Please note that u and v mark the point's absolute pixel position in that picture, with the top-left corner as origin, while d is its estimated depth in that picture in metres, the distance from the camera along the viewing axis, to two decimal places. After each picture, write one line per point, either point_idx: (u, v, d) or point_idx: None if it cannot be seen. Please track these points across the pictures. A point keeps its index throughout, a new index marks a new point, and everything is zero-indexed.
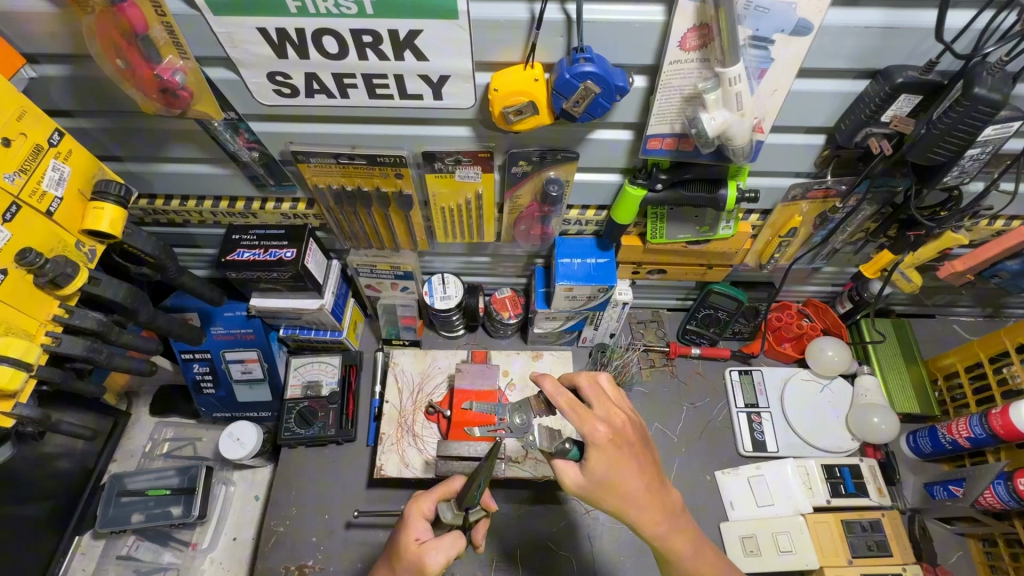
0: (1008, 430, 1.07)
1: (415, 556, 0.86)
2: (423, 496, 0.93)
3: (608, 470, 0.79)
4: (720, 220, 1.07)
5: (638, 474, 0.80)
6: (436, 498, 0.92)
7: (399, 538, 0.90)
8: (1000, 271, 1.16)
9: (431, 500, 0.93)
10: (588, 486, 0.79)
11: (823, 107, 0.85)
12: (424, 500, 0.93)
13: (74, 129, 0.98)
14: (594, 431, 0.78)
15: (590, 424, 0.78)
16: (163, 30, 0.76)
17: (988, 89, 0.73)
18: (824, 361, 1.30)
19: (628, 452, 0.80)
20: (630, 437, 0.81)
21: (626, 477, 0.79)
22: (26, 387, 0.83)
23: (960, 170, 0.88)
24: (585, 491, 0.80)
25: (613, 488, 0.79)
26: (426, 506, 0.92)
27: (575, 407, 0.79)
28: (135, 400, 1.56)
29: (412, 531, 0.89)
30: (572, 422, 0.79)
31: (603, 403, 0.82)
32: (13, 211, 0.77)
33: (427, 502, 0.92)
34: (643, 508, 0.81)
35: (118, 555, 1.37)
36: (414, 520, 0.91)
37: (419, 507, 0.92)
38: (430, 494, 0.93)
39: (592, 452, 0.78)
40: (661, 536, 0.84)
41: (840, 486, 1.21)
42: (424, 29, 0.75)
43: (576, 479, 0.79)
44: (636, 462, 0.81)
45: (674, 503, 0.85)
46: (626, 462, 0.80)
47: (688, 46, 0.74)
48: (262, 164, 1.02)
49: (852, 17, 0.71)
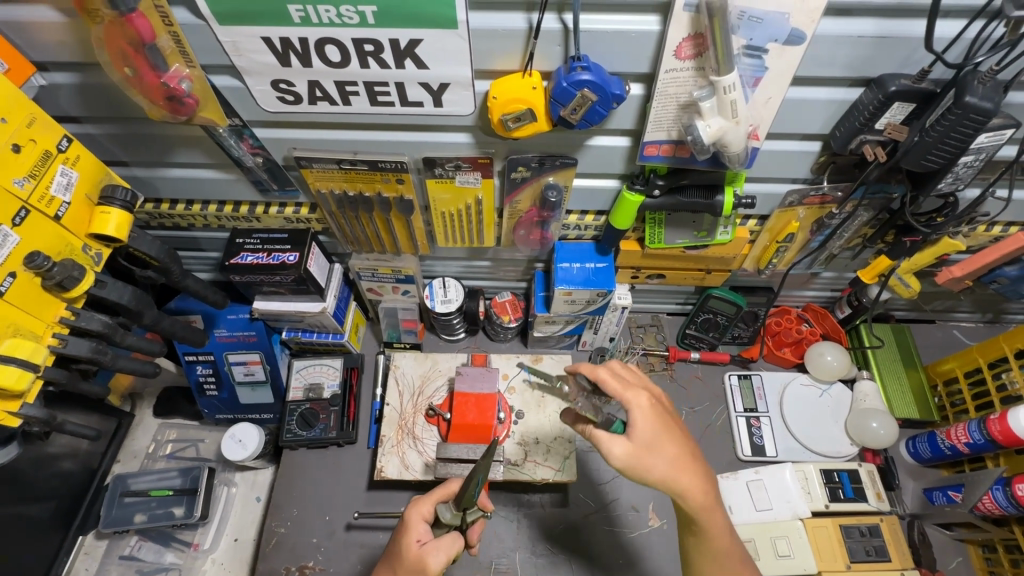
0: (1006, 436, 1.08)
1: (418, 558, 0.86)
2: (421, 501, 0.94)
3: (654, 432, 0.81)
4: (717, 225, 1.08)
5: (681, 440, 0.83)
6: (434, 501, 0.94)
7: (399, 542, 0.90)
8: (999, 277, 1.16)
9: (429, 503, 0.94)
10: (636, 453, 0.80)
11: (818, 114, 0.85)
12: (423, 502, 0.94)
13: (83, 135, 0.99)
14: (636, 397, 0.82)
15: (633, 390, 0.82)
16: (170, 39, 0.78)
17: (979, 98, 0.74)
18: (822, 366, 1.31)
19: (667, 418, 0.83)
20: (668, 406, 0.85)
21: (670, 442, 0.81)
22: (32, 388, 0.85)
23: (954, 176, 0.89)
24: (632, 464, 0.81)
25: (659, 451, 0.80)
26: (424, 508, 0.93)
27: (616, 377, 0.84)
28: (139, 401, 1.57)
29: (413, 533, 0.90)
30: (614, 393, 0.83)
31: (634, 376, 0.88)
32: (22, 215, 0.78)
33: (427, 505, 0.93)
34: (694, 472, 0.81)
35: (120, 555, 1.39)
36: (415, 522, 0.91)
37: (418, 511, 0.92)
38: (428, 498, 0.94)
39: (636, 413, 0.81)
40: (704, 508, 0.83)
41: (839, 490, 1.21)
42: (424, 39, 0.76)
43: (625, 448, 0.80)
44: (672, 425, 0.83)
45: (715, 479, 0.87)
46: (667, 425, 0.82)
47: (683, 55, 0.75)
48: (266, 169, 1.04)
49: (845, 26, 0.73)
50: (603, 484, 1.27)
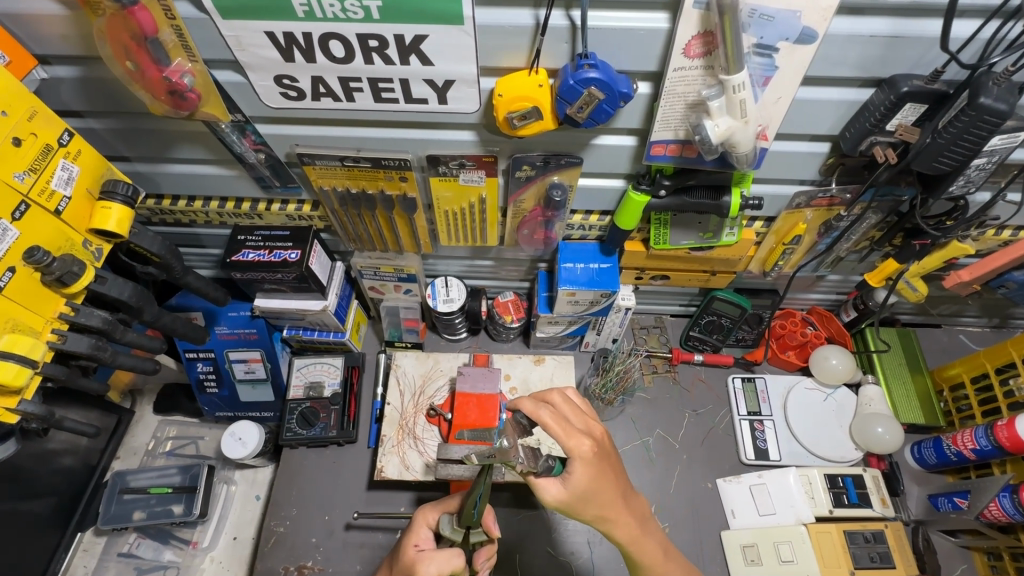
0: (1014, 443, 1.06)
1: (411, 560, 0.88)
2: (428, 509, 0.96)
3: (591, 482, 0.76)
4: (723, 227, 1.07)
5: (616, 484, 0.80)
6: (441, 509, 0.95)
7: (403, 544, 0.93)
8: (1008, 282, 1.15)
9: (437, 511, 0.96)
10: (569, 500, 0.76)
11: (828, 114, 0.84)
12: (431, 511, 0.96)
13: (84, 129, 0.99)
14: (579, 446, 0.76)
15: (575, 438, 0.76)
16: (172, 33, 0.77)
17: (994, 99, 0.72)
18: (827, 369, 1.29)
19: (607, 464, 0.79)
20: (610, 449, 0.80)
21: (605, 489, 0.78)
22: (31, 383, 0.84)
23: (966, 179, 0.88)
24: (566, 506, 0.77)
25: (592, 500, 0.77)
26: (429, 517, 0.95)
27: (558, 422, 0.77)
28: (139, 398, 1.56)
29: (413, 537, 0.93)
30: (556, 438, 0.77)
31: (581, 418, 0.82)
32: (22, 209, 0.78)
33: (433, 513, 0.95)
34: (620, 516, 0.81)
35: (118, 553, 1.38)
36: (418, 528, 0.94)
37: (424, 517, 0.95)
38: (437, 506, 0.96)
39: (576, 463, 0.76)
40: (632, 543, 0.85)
41: (843, 496, 1.20)
42: (429, 34, 0.75)
43: (558, 495, 0.75)
44: (610, 471, 0.79)
45: (643, 507, 0.87)
46: (606, 475, 0.78)
47: (692, 53, 0.74)
48: (269, 166, 1.03)
49: (858, 25, 0.71)
50: None
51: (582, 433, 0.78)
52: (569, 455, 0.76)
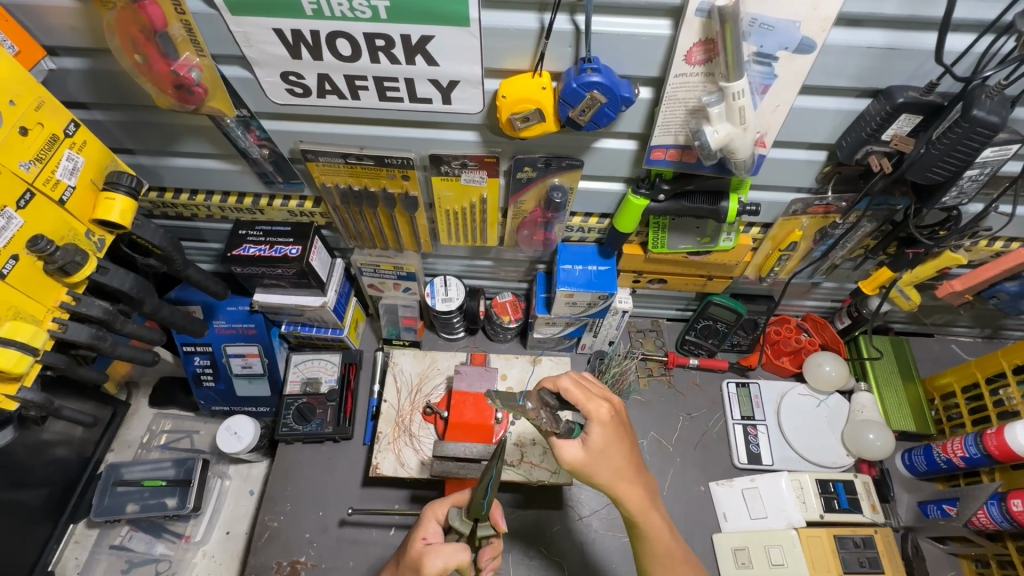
0: (1003, 451, 1.08)
1: (418, 552, 0.88)
2: (439, 502, 0.97)
3: (604, 445, 0.83)
4: (720, 232, 1.08)
5: (631, 453, 0.86)
6: (449, 503, 0.96)
7: (410, 538, 0.93)
8: (999, 292, 1.17)
9: (446, 505, 0.97)
10: (587, 459, 0.83)
11: (825, 123, 0.86)
12: (440, 505, 0.97)
13: (90, 121, 0.99)
14: (598, 409, 0.83)
15: (595, 402, 0.84)
16: (181, 28, 0.78)
17: (987, 112, 0.74)
18: (821, 376, 1.31)
19: (621, 431, 0.85)
20: (625, 418, 0.87)
21: (621, 453, 0.85)
22: (31, 371, 0.84)
23: (958, 190, 0.89)
24: (583, 469, 0.84)
25: (608, 463, 0.84)
26: (439, 510, 0.96)
27: (580, 388, 0.86)
28: (135, 390, 1.56)
29: (421, 531, 0.93)
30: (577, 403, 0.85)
31: (599, 391, 0.89)
32: (27, 198, 0.78)
33: (443, 506, 0.96)
34: (631, 484, 0.86)
35: (111, 545, 1.38)
36: (429, 522, 0.94)
37: (435, 511, 0.96)
38: (447, 500, 0.97)
39: (596, 424, 0.83)
40: (641, 514, 0.89)
41: (834, 501, 1.20)
42: (435, 36, 0.76)
43: (576, 454, 0.83)
44: (626, 438, 0.86)
45: (652, 483, 0.92)
46: (619, 440, 0.84)
47: (693, 60, 0.76)
48: (272, 161, 1.04)
49: (854, 37, 0.73)
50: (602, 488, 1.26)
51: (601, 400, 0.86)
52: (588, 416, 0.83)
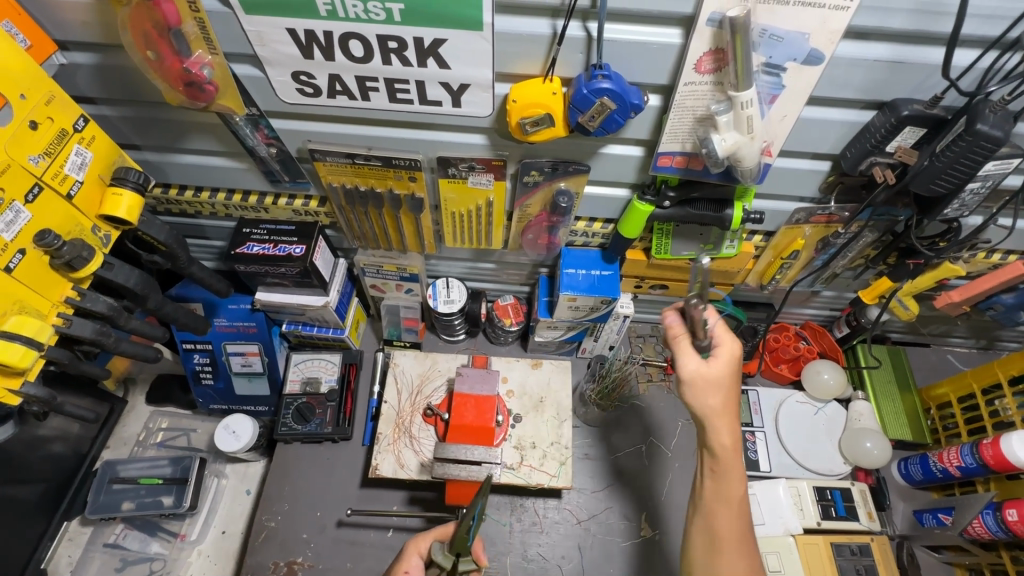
0: (998, 461, 1.09)
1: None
2: (423, 536, 0.97)
3: (725, 372, 0.84)
4: (724, 239, 1.09)
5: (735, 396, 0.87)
6: (432, 538, 0.96)
7: (392, 570, 0.95)
8: (995, 304, 1.18)
9: (428, 539, 0.97)
10: (705, 377, 0.83)
11: (828, 135, 0.87)
12: (423, 539, 0.97)
13: (97, 116, 0.99)
14: (725, 334, 0.86)
15: (724, 328, 0.87)
16: (195, 25, 0.78)
17: (990, 126, 0.75)
18: (819, 384, 1.32)
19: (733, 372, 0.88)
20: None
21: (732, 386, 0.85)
22: (35, 366, 0.83)
23: (960, 203, 0.91)
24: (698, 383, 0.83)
25: (720, 386, 0.84)
26: (422, 545, 0.96)
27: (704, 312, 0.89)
28: (132, 387, 1.55)
29: (404, 564, 0.94)
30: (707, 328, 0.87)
31: None
32: (35, 192, 0.78)
33: (426, 540, 0.96)
34: (730, 422, 0.84)
35: (105, 543, 1.37)
36: (410, 557, 0.95)
37: (416, 546, 0.96)
38: (429, 534, 0.97)
39: (725, 344, 0.85)
40: (729, 462, 0.85)
41: (831, 508, 1.21)
42: (448, 39, 0.77)
43: (700, 364, 0.83)
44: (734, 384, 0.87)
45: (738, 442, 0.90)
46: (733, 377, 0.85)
47: (703, 68, 0.77)
48: (279, 160, 1.04)
49: (860, 50, 0.74)
50: (602, 491, 1.28)
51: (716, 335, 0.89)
52: (716, 340, 0.85)
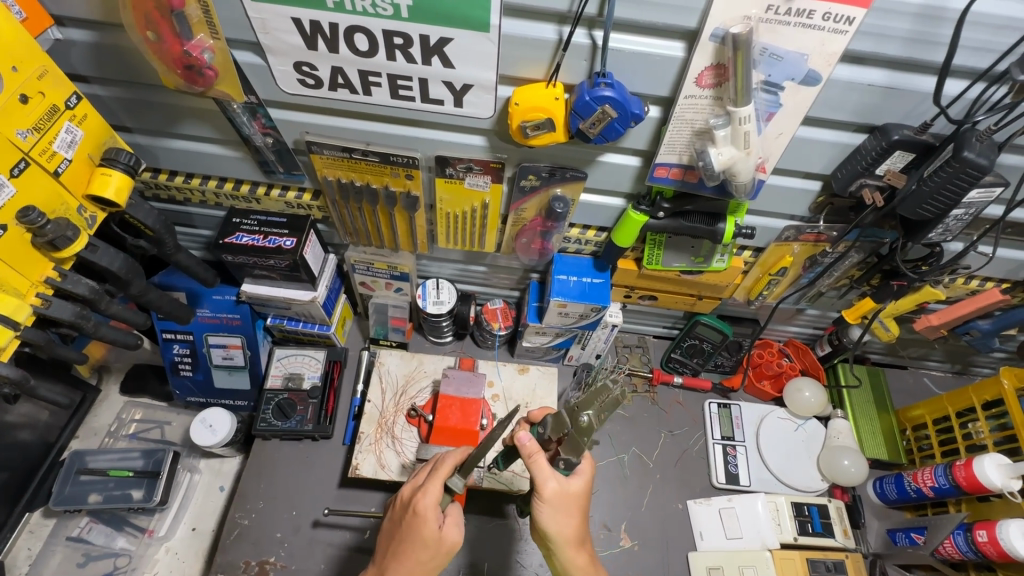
0: (970, 482, 1.11)
1: (444, 541, 0.87)
2: (428, 486, 0.88)
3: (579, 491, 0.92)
4: (714, 253, 1.10)
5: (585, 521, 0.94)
6: (440, 479, 0.89)
7: (420, 531, 0.86)
8: (972, 329, 1.22)
9: (438, 482, 0.89)
10: (556, 499, 0.89)
11: (823, 154, 0.89)
12: (432, 482, 0.89)
13: (90, 95, 0.97)
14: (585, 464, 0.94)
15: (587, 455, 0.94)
16: (198, 9, 0.77)
17: (976, 154, 0.77)
18: (799, 401, 1.34)
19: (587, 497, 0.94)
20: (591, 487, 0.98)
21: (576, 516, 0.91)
22: (9, 347, 0.81)
23: (944, 228, 0.93)
24: (547, 503, 0.89)
25: (571, 512, 0.91)
26: (436, 492, 0.88)
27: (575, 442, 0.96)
28: (107, 375, 1.51)
29: (432, 521, 0.86)
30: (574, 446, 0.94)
31: None
32: (21, 167, 0.76)
33: (434, 487, 0.88)
34: (579, 550, 0.91)
35: (67, 537, 1.32)
36: (431, 512, 0.86)
37: (428, 500, 0.87)
38: (434, 478, 0.89)
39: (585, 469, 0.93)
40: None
41: (807, 524, 1.22)
42: (453, 39, 0.78)
43: (557, 485, 0.88)
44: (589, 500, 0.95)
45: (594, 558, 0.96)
46: (573, 504, 0.90)
47: (703, 83, 0.78)
48: (275, 150, 1.03)
49: (857, 74, 0.76)
50: None
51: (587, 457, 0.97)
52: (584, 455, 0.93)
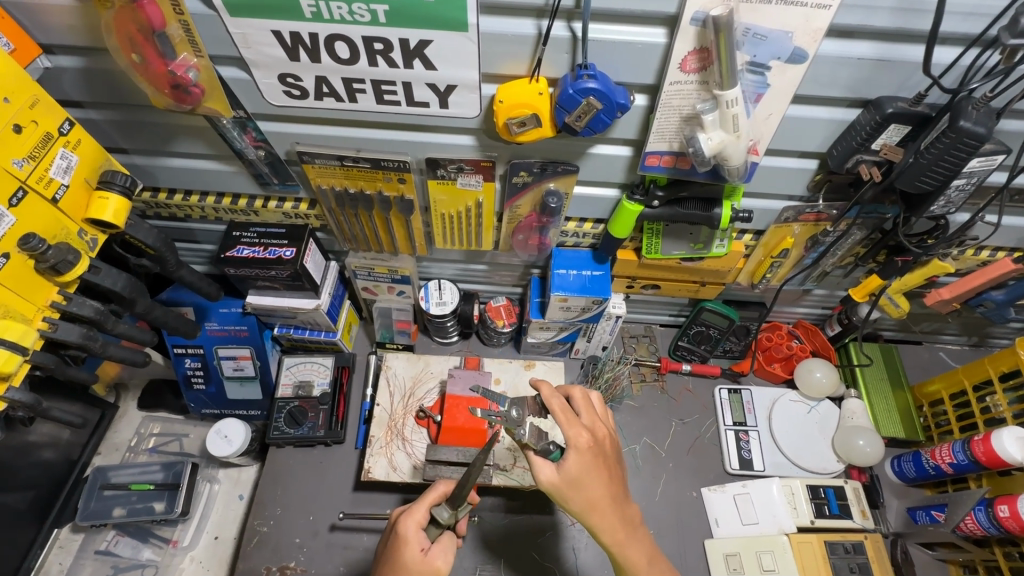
0: (990, 457, 1.08)
1: (429, 567, 0.87)
2: (413, 509, 0.91)
3: (579, 469, 0.86)
4: (714, 238, 1.09)
5: (606, 483, 0.88)
6: (427, 504, 0.92)
7: (400, 557, 0.87)
8: (985, 301, 1.19)
9: (423, 507, 0.92)
10: (560, 483, 0.86)
11: (817, 133, 0.87)
12: (417, 508, 0.92)
13: (84, 120, 0.99)
14: (577, 436, 0.88)
15: (575, 428, 0.88)
16: (179, 28, 0.78)
17: (974, 123, 0.75)
18: (811, 382, 1.32)
19: (599, 461, 0.89)
20: (607, 450, 0.90)
21: (593, 483, 0.87)
22: (20, 370, 0.83)
23: (946, 200, 0.91)
24: (557, 490, 0.87)
25: (580, 488, 0.86)
26: (420, 517, 0.90)
27: (565, 411, 0.90)
28: (124, 393, 1.55)
29: (414, 544, 0.88)
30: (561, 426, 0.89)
31: (590, 416, 0.93)
32: (19, 196, 0.78)
33: (420, 511, 0.91)
34: (604, 515, 0.88)
35: (96, 550, 1.36)
36: (413, 536, 0.89)
37: (411, 522, 0.90)
38: (421, 502, 0.92)
39: (572, 451, 0.87)
40: (616, 544, 0.90)
41: (824, 507, 1.20)
42: (434, 40, 0.77)
43: (551, 474, 0.86)
44: (602, 470, 0.89)
45: (634, 515, 0.92)
46: (576, 482, 0.86)
47: (688, 68, 0.77)
48: (268, 163, 1.04)
49: (845, 48, 0.75)
50: None
51: (585, 427, 0.90)
52: (568, 440, 0.87)
